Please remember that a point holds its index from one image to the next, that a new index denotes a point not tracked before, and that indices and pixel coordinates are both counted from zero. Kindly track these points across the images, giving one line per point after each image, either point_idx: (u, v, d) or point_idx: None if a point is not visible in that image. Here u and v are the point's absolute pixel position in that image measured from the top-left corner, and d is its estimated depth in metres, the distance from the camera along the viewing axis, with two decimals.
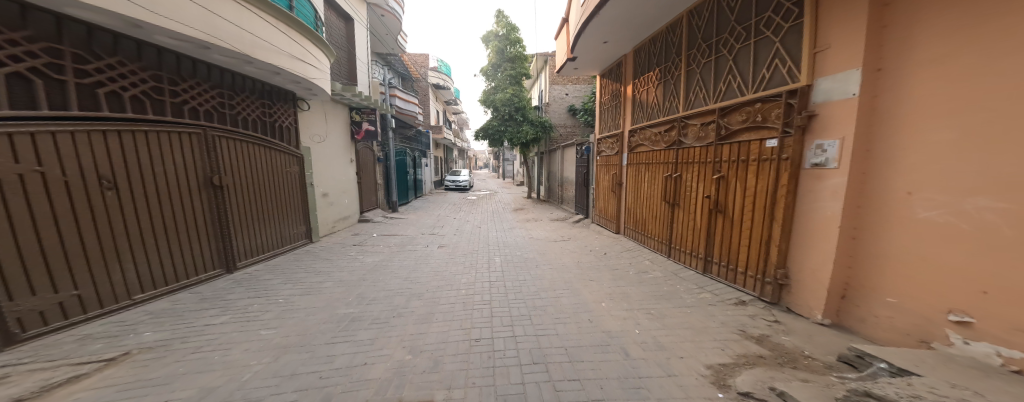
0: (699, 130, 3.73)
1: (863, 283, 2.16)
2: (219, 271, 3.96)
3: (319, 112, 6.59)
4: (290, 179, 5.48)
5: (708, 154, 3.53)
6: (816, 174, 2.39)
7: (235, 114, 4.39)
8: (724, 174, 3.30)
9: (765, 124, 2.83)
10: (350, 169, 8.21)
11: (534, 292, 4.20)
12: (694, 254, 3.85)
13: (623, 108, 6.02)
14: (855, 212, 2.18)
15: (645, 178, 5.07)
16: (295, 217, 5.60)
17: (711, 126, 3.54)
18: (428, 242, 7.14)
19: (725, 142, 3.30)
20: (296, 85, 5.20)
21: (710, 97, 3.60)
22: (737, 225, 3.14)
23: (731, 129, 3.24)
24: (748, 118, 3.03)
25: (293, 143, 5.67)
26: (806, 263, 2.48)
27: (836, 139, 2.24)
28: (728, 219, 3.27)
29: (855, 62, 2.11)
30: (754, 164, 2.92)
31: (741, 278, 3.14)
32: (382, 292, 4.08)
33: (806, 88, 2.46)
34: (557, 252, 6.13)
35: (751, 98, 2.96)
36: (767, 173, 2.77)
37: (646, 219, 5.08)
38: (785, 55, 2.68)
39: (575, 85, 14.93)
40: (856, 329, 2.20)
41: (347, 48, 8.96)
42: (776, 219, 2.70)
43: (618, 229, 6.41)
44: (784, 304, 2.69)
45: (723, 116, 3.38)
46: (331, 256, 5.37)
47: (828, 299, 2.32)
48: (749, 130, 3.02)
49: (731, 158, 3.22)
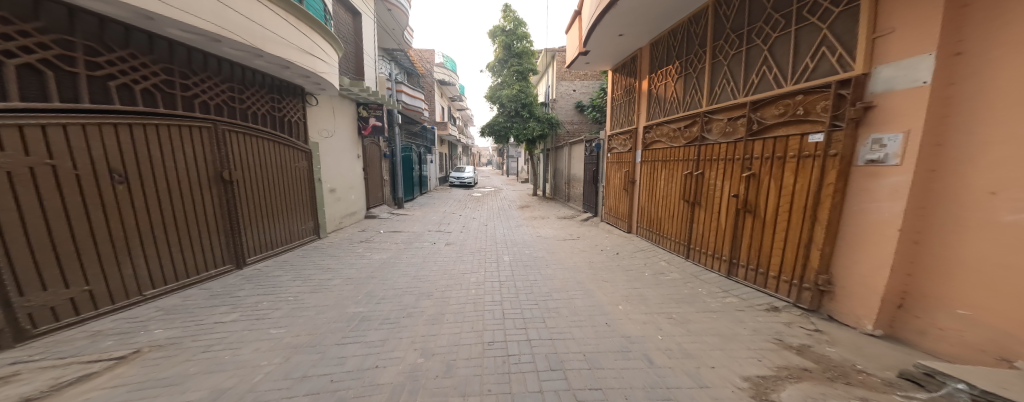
0: (726, 125, 3.56)
1: (925, 292, 1.99)
2: (230, 266, 3.89)
3: (327, 107, 6.47)
4: (299, 175, 5.40)
5: (737, 151, 3.38)
6: (871, 171, 2.21)
7: (247, 109, 4.30)
8: (755, 172, 3.14)
9: (807, 118, 2.65)
10: (356, 164, 8.12)
11: (547, 293, 4.09)
12: (717, 256, 3.69)
13: (637, 103, 5.84)
14: (918, 214, 2.01)
15: (661, 177, 4.93)
16: (303, 214, 5.51)
17: (740, 122, 3.37)
18: (435, 240, 7.06)
19: (758, 137, 3.13)
20: (306, 79, 5.10)
21: (741, 90, 3.42)
22: (769, 226, 2.99)
23: (765, 123, 3.06)
24: (787, 111, 2.85)
25: (302, 137, 5.56)
26: (855, 268, 2.31)
27: (899, 133, 2.05)
28: (758, 219, 3.11)
29: (925, 48, 1.93)
30: (793, 161, 2.75)
31: (771, 281, 2.99)
32: (391, 291, 4.00)
33: (862, 77, 2.27)
34: (567, 251, 6.01)
35: (791, 90, 2.79)
36: (809, 171, 2.60)
37: (661, 220, 4.95)
38: (835, 42, 2.49)
39: (582, 81, 14.69)
40: (912, 342, 2.04)
41: (353, 42, 8.81)
42: (819, 219, 2.53)
43: (629, 228, 6.28)
44: (825, 311, 2.53)
45: (754, 110, 3.21)
46: (339, 253, 5.31)
47: (882, 308, 2.16)
48: (787, 124, 2.84)
49: (765, 155, 3.05)
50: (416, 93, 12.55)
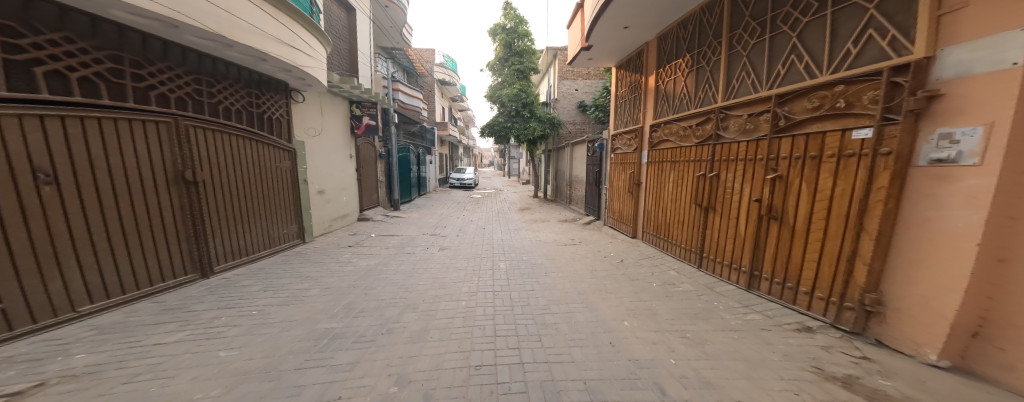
0: (745, 122, 3.19)
1: (1010, 320, 1.59)
2: (194, 276, 3.53)
3: (316, 104, 6.15)
4: (281, 176, 5.07)
5: (759, 150, 3.00)
6: (937, 173, 1.82)
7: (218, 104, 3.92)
8: (782, 173, 2.76)
9: (849, 111, 2.27)
10: (348, 165, 7.81)
11: (544, 305, 3.73)
12: (734, 266, 3.31)
13: (643, 101, 5.48)
14: (1005, 226, 1.60)
15: (668, 179, 4.55)
16: (284, 217, 5.16)
17: (764, 117, 2.99)
18: (428, 244, 6.70)
19: (785, 135, 2.75)
20: (288, 74, 4.77)
21: (765, 81, 3.05)
22: (799, 235, 2.60)
23: (794, 118, 2.68)
24: (822, 104, 2.47)
25: (285, 136, 5.23)
26: (915, 288, 1.91)
27: (978, 126, 1.65)
28: (785, 228, 2.72)
29: (1015, 20, 1.54)
30: (832, 160, 2.36)
31: (801, 297, 2.60)
32: (373, 302, 3.64)
33: (924, 61, 1.88)
34: (568, 258, 5.64)
35: (830, 79, 2.41)
36: (852, 172, 2.22)
37: (669, 226, 4.57)
38: (886, 23, 2.12)
39: (585, 81, 14.29)
40: (994, 378, 1.65)
41: (346, 40, 8.54)
42: (867, 230, 2.13)
43: (634, 233, 5.89)
44: (872, 335, 2.14)
45: (781, 104, 2.83)
46: (323, 259, 4.96)
47: (951, 337, 1.76)
48: (824, 119, 2.46)
49: (794, 154, 2.66)
50: (414, 93, 12.25)
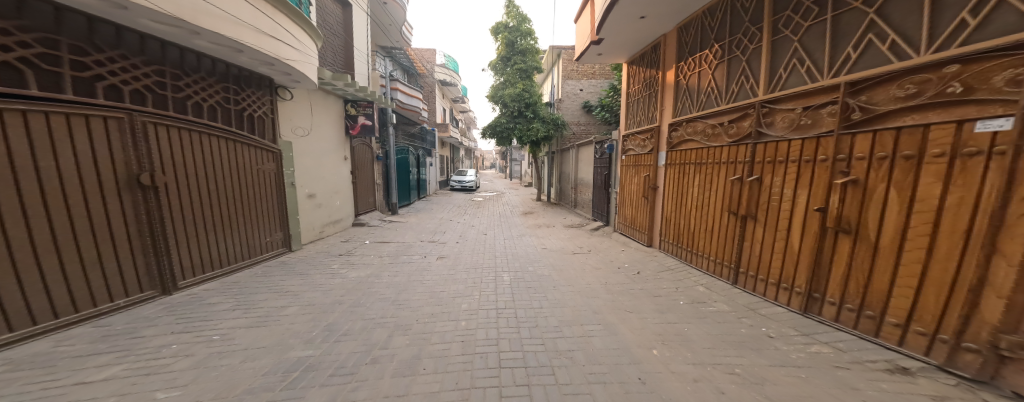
0: (798, 117, 2.63)
1: None
2: (154, 292, 3.07)
3: (305, 102, 5.70)
4: (262, 179, 4.58)
5: (821, 149, 2.43)
6: None
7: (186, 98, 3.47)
8: (856, 177, 2.17)
9: (968, 98, 1.67)
10: (342, 167, 7.38)
11: (555, 327, 3.26)
12: (783, 285, 2.77)
13: (661, 97, 5.01)
14: None
15: (694, 184, 4.04)
16: (266, 224, 4.67)
17: (827, 110, 2.41)
18: (426, 252, 6.24)
19: (860, 131, 2.16)
20: (271, 68, 4.35)
21: (824, 65, 2.51)
22: (886, 256, 2.02)
23: (876, 111, 2.08)
24: (921, 90, 1.87)
25: (269, 136, 4.78)
26: None
27: None
28: (863, 244, 2.14)
29: None
30: (939, 163, 1.76)
31: (888, 329, 2.03)
32: (359, 323, 3.18)
33: None
34: (578, 270, 5.17)
35: (938, 59, 1.79)
36: (977, 179, 1.62)
37: (695, 236, 4.06)
38: None
39: (590, 80, 13.86)
40: None
41: (342, 37, 8.17)
42: (1003, 252, 1.54)
43: (650, 241, 5.41)
44: (1007, 385, 1.53)
45: (854, 94, 2.24)
46: (308, 270, 4.49)
47: None
48: (922, 108, 1.86)
49: (875, 153, 2.07)
50: (414, 93, 11.87)
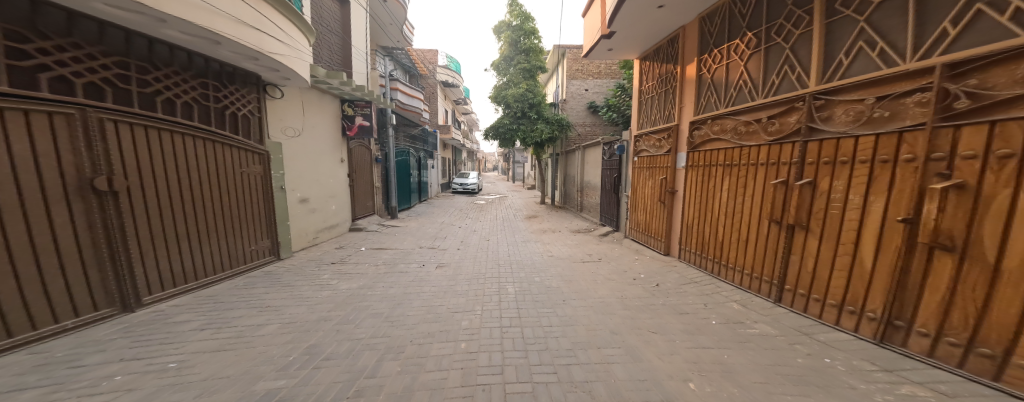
0: (868, 109, 2.17)
1: None
2: (113, 310, 2.67)
3: (297, 101, 5.34)
4: (245, 183, 4.18)
5: (904, 146, 1.94)
6: None
7: (154, 94, 3.08)
8: (960, 179, 1.68)
9: None
10: (338, 169, 7.03)
11: (569, 350, 2.85)
12: (848, 309, 2.29)
13: (681, 93, 4.62)
14: None
15: (723, 188, 3.61)
16: (249, 232, 4.26)
17: (912, 99, 1.92)
18: (425, 260, 5.85)
19: (966, 124, 1.68)
20: (255, 63, 3.99)
21: (905, 43, 2.04)
22: (1013, 283, 1.52)
23: (992, 99, 1.59)
24: None
25: (254, 136, 4.40)
26: None
27: None
28: (973, 265, 1.65)
29: None
30: None
31: (1015, 372, 1.53)
32: (345, 345, 2.79)
33: None
34: (589, 281, 4.76)
35: None
36: None
37: (725, 246, 3.62)
38: None
39: (596, 80, 13.44)
40: None
41: (339, 34, 7.86)
42: None
43: (667, 250, 5.00)
44: None
45: (955, 79, 1.76)
46: (294, 281, 4.11)
47: None
48: None
49: (990, 148, 1.58)
50: (415, 93, 11.54)
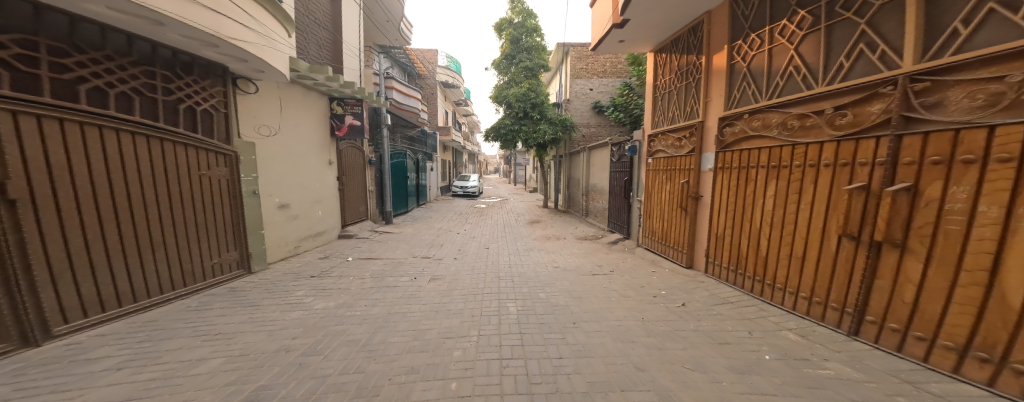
0: (1006, 91, 1.52)
1: None
2: (8, 347, 2.13)
3: (275, 96, 4.78)
4: (202, 186, 3.60)
5: None
6: None
7: (78, 82, 2.54)
8: None
9: None
10: (326, 172, 6.51)
11: (588, 393, 2.23)
12: (977, 355, 1.61)
13: (710, 86, 4.04)
14: None
15: (765, 194, 2.98)
16: (208, 243, 3.68)
17: None
18: (417, 272, 5.27)
19: None
20: (217, 51, 3.45)
21: None
22: None
23: None
24: None
25: (219, 134, 3.85)
26: None
27: None
28: None
29: None
30: None
31: None
32: (304, 387, 2.18)
33: None
34: (602, 299, 4.18)
35: None
36: None
37: (768, 263, 2.99)
38: None
39: (601, 79, 12.89)
40: None
41: (329, 29, 7.35)
42: None
43: (690, 263, 4.43)
44: None
45: None
46: (260, 300, 3.52)
47: None
48: None
49: None
50: (412, 92, 11.02)
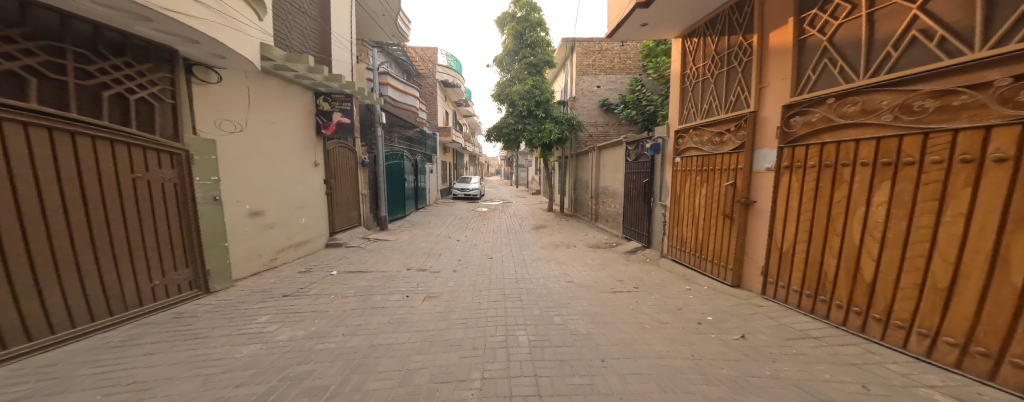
0: None
1: None
2: None
3: (245, 87, 4.08)
4: (142, 191, 2.85)
5: None
6: None
7: None
8: None
9: None
10: (312, 175, 5.81)
11: None
12: None
13: (764, 71, 3.35)
14: None
15: (866, 199, 2.27)
16: (152, 262, 2.94)
17: None
18: (411, 289, 4.53)
19: None
20: (155, 28, 2.73)
21: None
22: None
23: None
24: None
25: (166, 130, 3.13)
26: None
27: None
28: None
29: None
30: None
31: None
32: None
33: None
34: (631, 325, 3.42)
35: None
36: None
37: (872, 290, 2.26)
38: None
39: (609, 76, 12.18)
40: None
41: (317, 18, 6.65)
42: None
43: (737, 281, 3.72)
44: None
45: None
46: (210, 330, 2.80)
47: None
48: None
49: None
50: (409, 90, 10.35)
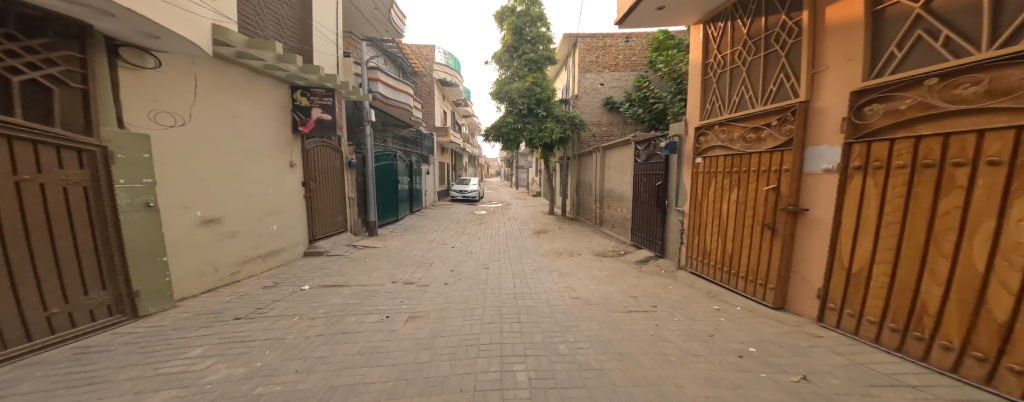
0: None
1: None
2: None
3: (191, 74, 3.47)
4: (29, 196, 2.23)
5: None
6: None
7: None
8: None
9: None
10: (286, 177, 5.18)
11: None
12: None
13: (821, 51, 2.73)
14: None
15: (999, 209, 1.63)
16: (46, 285, 2.32)
17: None
18: (392, 308, 3.87)
19: None
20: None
21: None
22: None
23: None
24: None
25: (74, 124, 2.53)
26: None
27: None
28: None
29: None
30: None
31: None
32: None
33: None
34: (652, 357, 2.74)
35: None
36: None
37: (1006, 335, 1.60)
38: None
39: (613, 73, 11.53)
40: None
41: (295, 6, 6.03)
42: None
43: (781, 304, 3.10)
44: None
45: None
46: (115, 371, 2.13)
47: None
48: None
49: None
50: (402, 87, 9.73)
